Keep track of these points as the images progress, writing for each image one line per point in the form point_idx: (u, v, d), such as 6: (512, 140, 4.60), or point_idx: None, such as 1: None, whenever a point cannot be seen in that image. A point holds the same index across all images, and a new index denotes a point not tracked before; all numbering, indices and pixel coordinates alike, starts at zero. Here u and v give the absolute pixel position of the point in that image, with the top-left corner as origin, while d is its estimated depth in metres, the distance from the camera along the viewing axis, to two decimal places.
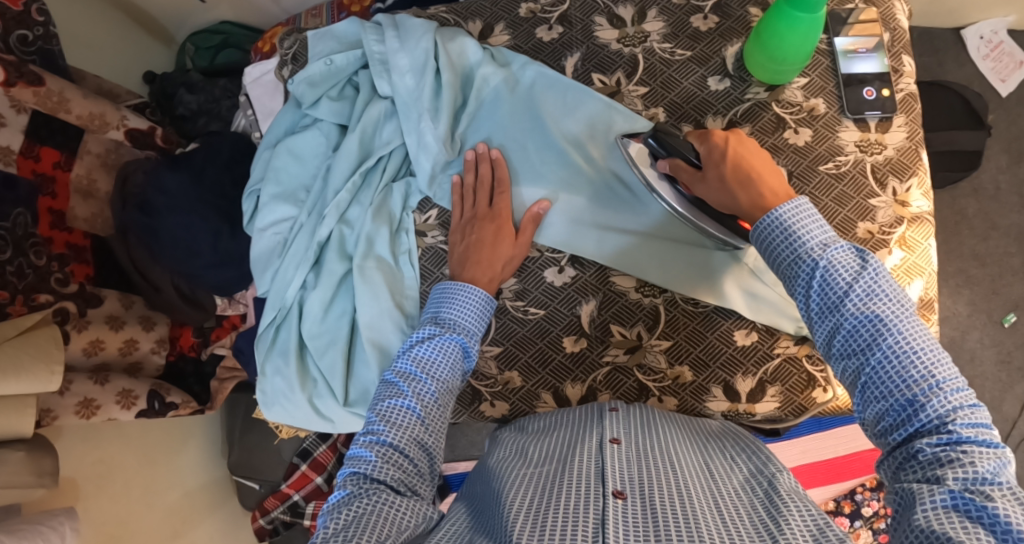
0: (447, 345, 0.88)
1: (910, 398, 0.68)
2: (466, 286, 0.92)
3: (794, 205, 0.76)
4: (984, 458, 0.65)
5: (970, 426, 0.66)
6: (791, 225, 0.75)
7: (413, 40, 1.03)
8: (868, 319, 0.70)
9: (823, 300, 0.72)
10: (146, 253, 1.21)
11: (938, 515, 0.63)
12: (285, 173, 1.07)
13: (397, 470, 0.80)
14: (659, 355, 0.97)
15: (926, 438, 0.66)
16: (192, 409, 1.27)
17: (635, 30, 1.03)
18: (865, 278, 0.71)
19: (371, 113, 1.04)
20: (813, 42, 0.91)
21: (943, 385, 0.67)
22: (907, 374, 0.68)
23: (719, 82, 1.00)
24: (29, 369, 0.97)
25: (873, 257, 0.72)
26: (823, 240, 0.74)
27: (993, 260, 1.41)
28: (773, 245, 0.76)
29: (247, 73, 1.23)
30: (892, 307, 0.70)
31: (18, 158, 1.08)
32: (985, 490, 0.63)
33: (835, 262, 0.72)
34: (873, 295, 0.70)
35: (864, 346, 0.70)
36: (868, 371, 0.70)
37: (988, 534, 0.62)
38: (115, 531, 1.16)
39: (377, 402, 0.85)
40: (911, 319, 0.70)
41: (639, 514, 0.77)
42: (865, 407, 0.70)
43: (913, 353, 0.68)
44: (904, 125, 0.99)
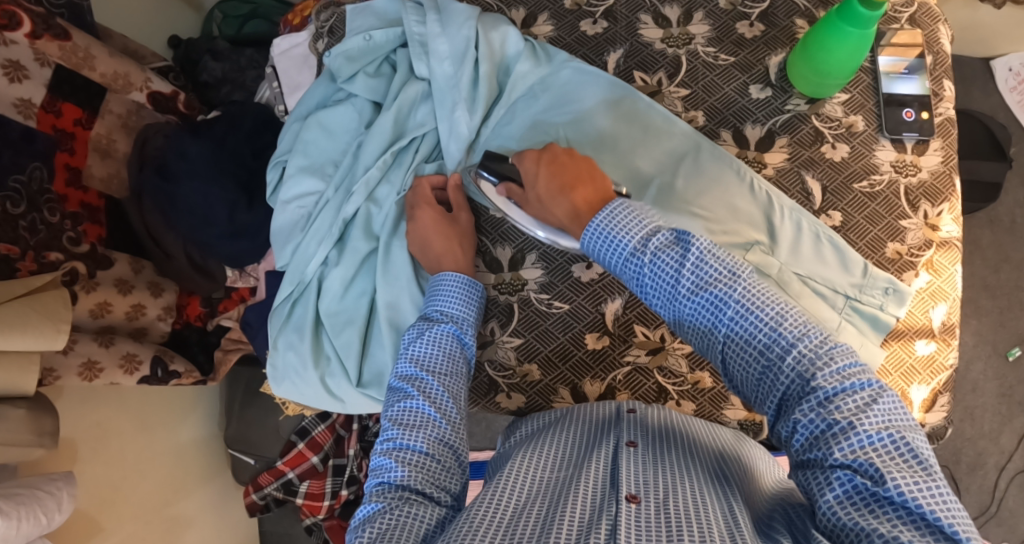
0: (438, 337, 0.88)
1: (766, 364, 0.69)
2: (448, 276, 0.92)
3: (609, 210, 0.77)
4: (860, 412, 0.65)
5: (831, 371, 0.66)
6: (611, 230, 0.76)
7: (454, 26, 1.01)
8: (705, 300, 0.71)
9: (661, 291, 0.74)
10: (160, 219, 1.18)
11: (841, 504, 0.64)
12: (314, 147, 1.06)
13: (423, 472, 0.79)
14: (681, 359, 0.97)
15: (797, 409, 0.67)
16: (193, 380, 1.25)
17: (680, 31, 1.03)
18: (690, 259, 0.72)
19: (407, 94, 1.03)
20: (858, 59, 0.91)
21: (789, 339, 0.68)
22: (754, 341, 0.69)
23: (761, 90, 1.00)
24: (37, 326, 0.94)
25: (693, 235, 0.73)
26: (646, 234, 0.75)
27: (1004, 292, 1.42)
28: (601, 255, 0.77)
29: (276, 44, 1.21)
30: (721, 280, 0.71)
31: (38, 113, 1.05)
32: (871, 457, 0.63)
33: (660, 252, 0.74)
34: (703, 273, 0.72)
35: (709, 326, 0.71)
36: (721, 349, 0.71)
37: (895, 511, 0.62)
38: (107, 494, 1.14)
39: (389, 409, 0.84)
40: (741, 284, 0.71)
41: (654, 518, 0.76)
42: (732, 377, 0.72)
43: (753, 318, 0.69)
44: (940, 149, 0.99)
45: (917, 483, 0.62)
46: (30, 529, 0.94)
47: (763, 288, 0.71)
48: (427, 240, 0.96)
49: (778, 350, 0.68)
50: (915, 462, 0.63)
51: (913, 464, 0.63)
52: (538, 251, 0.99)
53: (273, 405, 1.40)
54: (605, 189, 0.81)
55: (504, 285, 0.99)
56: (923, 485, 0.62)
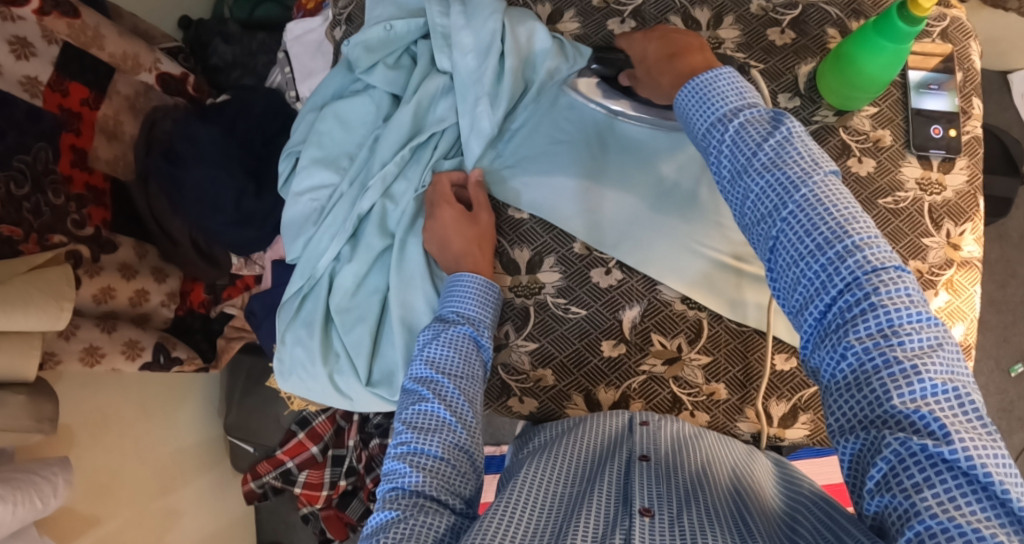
0: (455, 338, 0.86)
1: (824, 262, 0.67)
2: (464, 277, 0.90)
3: (716, 74, 0.76)
4: (924, 354, 0.64)
5: (896, 293, 0.65)
6: (707, 91, 0.75)
7: (479, 19, 0.98)
8: (774, 181, 0.70)
9: (734, 164, 0.73)
10: (166, 203, 1.15)
11: (896, 466, 0.62)
12: (330, 137, 1.03)
13: (437, 478, 0.77)
14: (697, 370, 0.96)
15: (853, 332, 0.65)
16: (195, 367, 1.23)
17: (709, 35, 1.01)
18: (776, 137, 0.71)
19: (427, 87, 1.00)
20: (891, 73, 0.89)
21: (857, 244, 0.67)
22: (816, 234, 0.68)
23: (789, 100, 0.99)
24: (39, 303, 0.90)
25: (787, 119, 0.73)
26: (738, 104, 0.75)
27: (1009, 308, 1.44)
28: (689, 115, 0.77)
29: (289, 29, 1.18)
30: (801, 166, 0.70)
31: (45, 91, 1.01)
32: (931, 410, 0.62)
33: (748, 124, 0.73)
34: (781, 155, 0.71)
35: (773, 207, 0.70)
36: (777, 236, 0.70)
37: (952, 480, 0.60)
38: (105, 480, 1.12)
39: (402, 412, 0.83)
40: (823, 174, 0.70)
41: (667, 531, 0.76)
42: (780, 272, 0.70)
43: (824, 210, 0.68)
44: (965, 168, 0.98)
45: (983, 448, 0.60)
46: (25, 514, 0.91)
47: (842, 188, 0.70)
48: (447, 238, 0.95)
49: (847, 249, 0.67)
50: (980, 425, 0.62)
51: (979, 426, 0.61)
52: (556, 254, 0.98)
53: (274, 393, 1.38)
54: (714, 60, 0.84)
55: (520, 288, 0.98)
56: (989, 452, 0.60)
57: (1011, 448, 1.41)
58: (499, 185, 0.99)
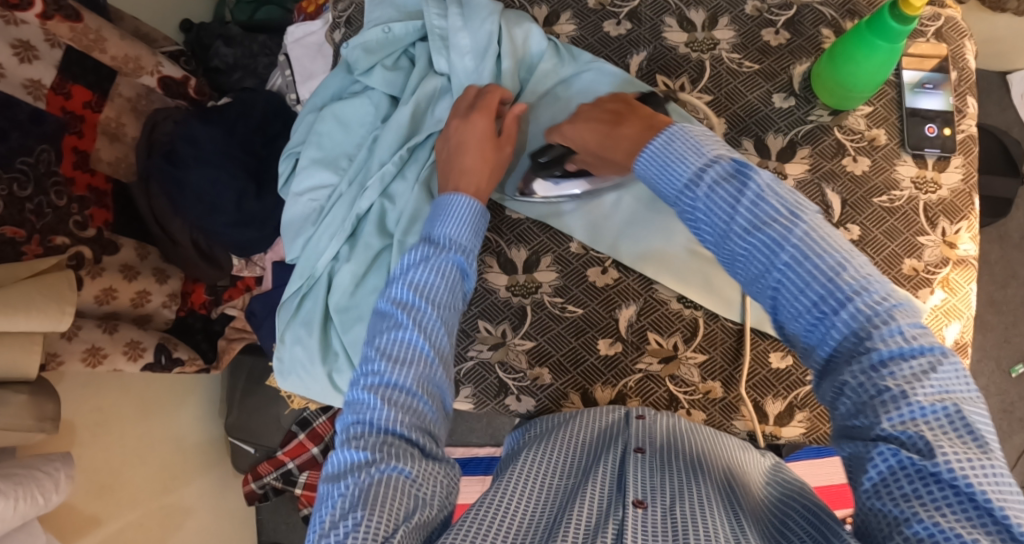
0: (442, 266, 0.83)
1: (820, 315, 0.68)
2: (456, 198, 0.86)
3: (671, 137, 0.78)
4: (915, 381, 0.63)
5: (890, 336, 0.65)
6: (666, 157, 0.77)
7: (477, 20, 0.99)
8: (760, 241, 0.71)
9: (714, 228, 0.74)
10: (167, 204, 1.16)
11: (884, 479, 0.63)
12: (329, 139, 1.05)
13: (411, 415, 0.76)
14: (693, 368, 0.96)
15: (848, 367, 0.66)
16: (196, 368, 1.24)
17: (704, 36, 1.02)
18: (747, 195, 0.72)
19: (425, 88, 1.01)
20: (885, 73, 0.90)
21: (850, 295, 0.67)
22: (811, 291, 0.68)
23: (784, 100, 0.99)
24: (40, 306, 0.91)
25: (755, 171, 0.73)
26: (700, 165, 0.75)
27: (1009, 309, 1.45)
28: (658, 184, 0.78)
29: (290, 32, 1.19)
30: (781, 222, 0.70)
31: (47, 93, 1.03)
32: (920, 430, 0.62)
33: (716, 185, 0.73)
34: (760, 213, 0.71)
35: (762, 268, 0.71)
36: (774, 294, 0.71)
37: (940, 491, 0.61)
38: (106, 480, 1.12)
39: (376, 336, 0.80)
40: (803, 226, 0.70)
41: (659, 522, 0.77)
42: (782, 323, 0.71)
43: (812, 265, 0.68)
44: (961, 167, 0.98)
45: (969, 461, 0.60)
46: (26, 510, 0.92)
47: (826, 233, 0.70)
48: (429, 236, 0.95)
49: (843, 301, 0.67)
50: (968, 436, 0.62)
51: (965, 437, 0.62)
52: (553, 254, 0.99)
53: (274, 395, 1.40)
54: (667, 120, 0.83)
55: (517, 287, 0.99)
56: (975, 464, 0.60)
57: (1012, 449, 1.41)
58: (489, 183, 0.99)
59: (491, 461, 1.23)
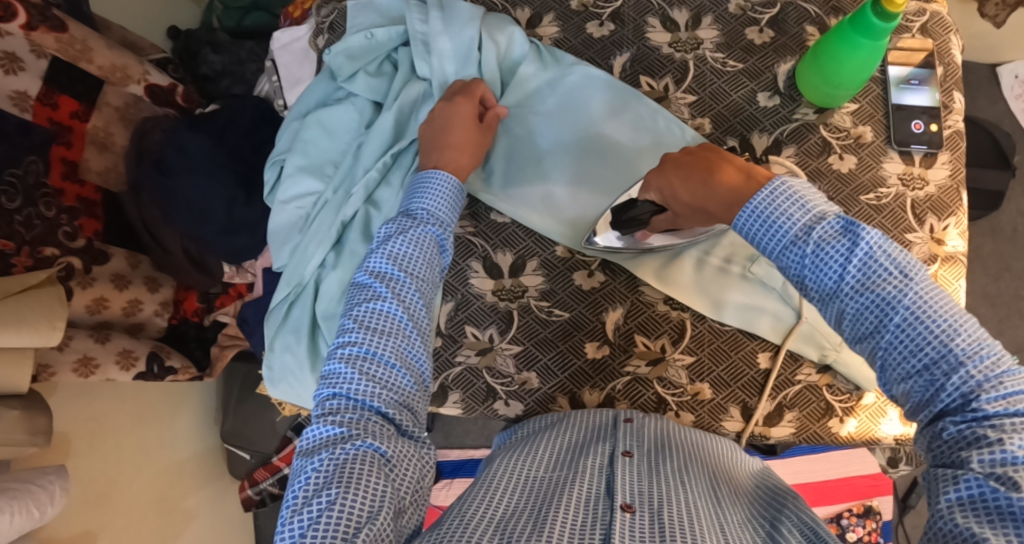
0: (420, 237, 0.84)
1: (931, 378, 0.64)
2: (436, 174, 0.88)
3: (772, 191, 0.72)
4: (1012, 432, 0.60)
5: (999, 398, 0.61)
6: (769, 211, 0.71)
7: (457, 25, 0.99)
8: (869, 301, 0.66)
9: (819, 285, 0.69)
10: (157, 214, 1.16)
11: (961, 507, 0.60)
12: (314, 146, 1.04)
13: (389, 384, 0.77)
14: (681, 370, 0.96)
15: (950, 417, 0.63)
16: (190, 376, 1.24)
17: (688, 36, 1.01)
18: (858, 254, 0.67)
19: (409, 93, 1.01)
20: (870, 69, 0.89)
21: (962, 359, 0.63)
22: (922, 355, 0.64)
23: (769, 98, 0.99)
24: (30, 320, 0.92)
25: (865, 228, 0.68)
26: (805, 220, 0.70)
27: (1003, 301, 1.45)
28: (756, 238, 0.73)
29: (275, 37, 1.18)
30: (895, 282, 0.66)
31: (34, 105, 1.03)
32: (1009, 472, 0.59)
33: (823, 241, 0.69)
34: (871, 275, 0.66)
35: (873, 328, 0.66)
36: (881, 356, 0.66)
37: (1015, 528, 0.57)
38: (103, 489, 1.13)
39: (354, 306, 0.80)
40: (917, 289, 0.65)
41: (647, 526, 0.75)
42: (886, 382, 0.67)
43: (925, 330, 0.64)
44: (948, 162, 0.98)
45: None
46: (21, 523, 0.92)
47: (939, 298, 0.65)
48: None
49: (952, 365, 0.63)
50: None
51: None
52: (538, 258, 0.99)
53: (268, 401, 1.40)
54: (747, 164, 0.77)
55: (504, 291, 0.98)
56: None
57: None
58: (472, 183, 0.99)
59: None
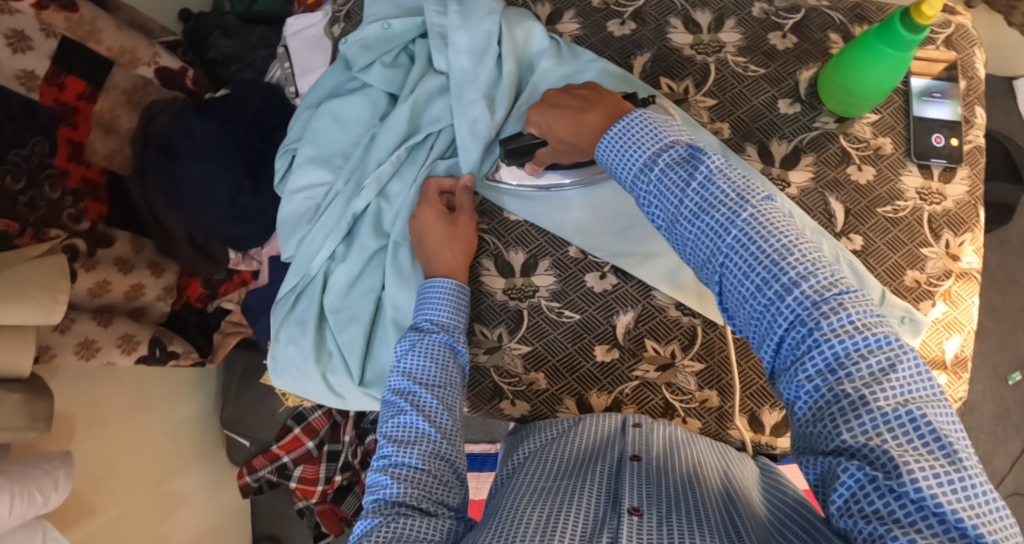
0: (431, 347, 0.86)
1: (766, 303, 0.67)
2: (436, 282, 0.90)
3: (628, 122, 0.76)
4: (874, 384, 0.62)
5: (841, 326, 0.64)
6: (625, 140, 0.76)
7: (475, 19, 0.98)
8: (707, 224, 0.70)
9: (665, 210, 0.73)
10: (163, 199, 1.15)
11: (855, 497, 0.61)
12: (325, 136, 1.03)
13: (418, 488, 0.78)
14: (690, 377, 0.96)
15: (806, 372, 0.65)
16: (192, 360, 1.24)
17: (710, 38, 1.00)
18: (698, 179, 0.71)
19: (424, 87, 0.99)
20: (892, 81, 0.88)
21: (797, 280, 0.66)
22: (756, 276, 0.68)
23: (790, 105, 0.98)
24: (32, 295, 0.90)
25: (705, 154, 0.72)
26: (655, 148, 0.75)
27: (1007, 315, 1.46)
28: (614, 167, 0.77)
29: (288, 24, 1.17)
30: (729, 206, 0.70)
31: (41, 84, 1.01)
32: (881, 438, 0.61)
33: (670, 168, 0.73)
34: (707, 197, 0.71)
35: (710, 251, 0.70)
36: (721, 279, 0.70)
37: (904, 506, 0.59)
38: (101, 473, 1.12)
39: (383, 425, 0.83)
40: (750, 210, 0.69)
41: (656, 530, 0.75)
42: (733, 311, 0.71)
43: (757, 249, 0.68)
44: (966, 178, 0.97)
45: (936, 476, 0.59)
46: (23, 509, 0.92)
47: (774, 218, 0.69)
48: (422, 236, 0.94)
49: (788, 286, 0.67)
50: (928, 444, 0.60)
51: (925, 446, 0.60)
52: (551, 258, 0.98)
53: (268, 390, 1.39)
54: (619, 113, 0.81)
55: (514, 290, 0.97)
56: (943, 480, 0.59)
57: (1007, 455, 1.43)
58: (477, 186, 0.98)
59: (485, 457, 1.21)
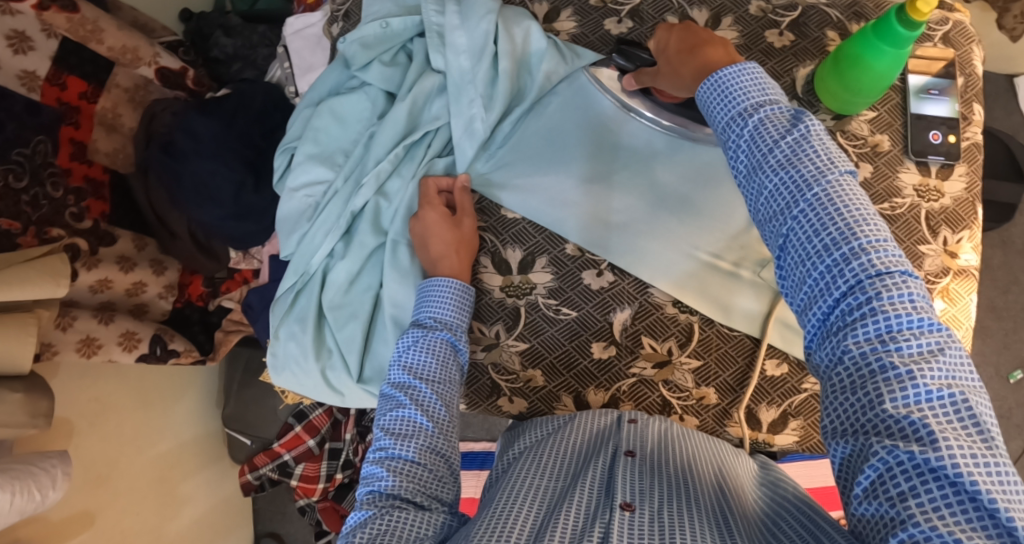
0: (433, 344, 0.87)
1: (831, 263, 0.66)
2: (438, 280, 0.90)
3: (742, 68, 0.72)
4: (922, 361, 0.62)
5: (903, 300, 0.64)
6: (728, 86, 0.72)
7: (473, 19, 0.98)
8: (787, 179, 0.68)
9: (749, 158, 0.71)
10: (165, 196, 1.16)
11: (882, 475, 0.61)
12: (325, 134, 1.03)
13: (412, 481, 0.78)
14: (688, 374, 0.96)
15: (853, 335, 0.64)
16: (192, 359, 1.24)
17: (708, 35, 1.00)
18: (793, 135, 0.69)
19: (422, 86, 1.00)
20: (891, 78, 0.88)
21: (867, 248, 0.65)
22: (824, 236, 0.66)
23: (787, 103, 0.98)
24: (36, 282, 0.92)
25: (808, 118, 0.70)
26: (760, 99, 0.71)
27: (1010, 314, 1.46)
28: (709, 108, 0.74)
29: (289, 23, 1.18)
30: (817, 164, 0.68)
31: (43, 85, 1.03)
32: (923, 416, 0.61)
33: (765, 120, 0.70)
34: (798, 153, 0.68)
35: (785, 205, 0.68)
36: (787, 235, 0.68)
37: (936, 489, 0.60)
38: (103, 470, 1.13)
39: (380, 418, 0.83)
40: (838, 176, 0.67)
41: (648, 525, 0.76)
42: (788, 271, 0.69)
43: (837, 212, 0.66)
44: (964, 175, 0.97)
45: (974, 458, 0.59)
46: (23, 505, 0.92)
47: (854, 189, 0.67)
48: (427, 240, 0.94)
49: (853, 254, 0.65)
50: (965, 426, 0.60)
51: (963, 428, 0.60)
52: (548, 255, 0.97)
53: (270, 388, 1.41)
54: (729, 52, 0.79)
55: (512, 287, 0.97)
56: (980, 461, 0.59)
57: (1008, 454, 1.43)
58: (474, 180, 0.99)
59: (486, 456, 1.21)
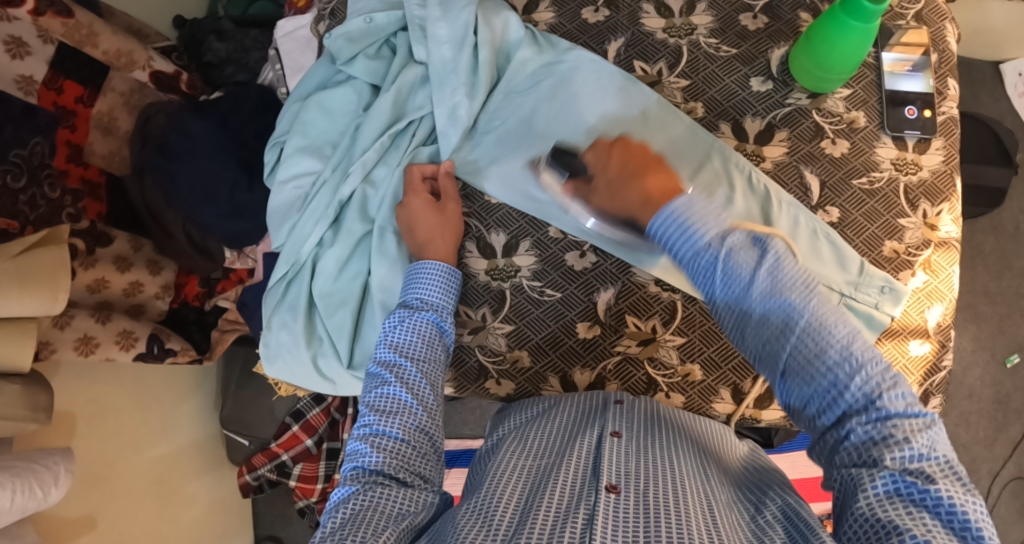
0: (418, 324, 0.88)
1: (833, 380, 0.66)
2: (427, 263, 0.92)
3: (685, 200, 0.73)
4: (919, 434, 0.65)
5: (896, 397, 0.65)
6: (690, 220, 0.72)
7: (454, 10, 1.00)
8: (776, 306, 0.68)
9: (728, 292, 0.71)
10: (160, 195, 1.19)
11: (880, 501, 0.63)
12: (314, 127, 1.06)
13: (396, 458, 0.79)
14: (672, 351, 0.96)
15: (855, 418, 0.66)
16: (188, 358, 1.25)
17: (682, 21, 1.02)
18: (768, 262, 0.69)
19: (405, 77, 1.02)
20: (862, 53, 0.90)
21: (859, 358, 0.66)
22: (820, 356, 0.67)
23: (762, 83, 0.99)
24: (35, 289, 0.94)
25: (772, 239, 0.71)
26: (723, 232, 0.71)
27: (1004, 299, 1.45)
28: (671, 243, 0.73)
29: (279, 26, 1.21)
30: (797, 289, 0.68)
31: (40, 89, 1.05)
32: (925, 469, 0.63)
33: (735, 252, 0.70)
34: (777, 279, 0.69)
35: (776, 333, 0.68)
36: (783, 362, 0.68)
37: (931, 515, 0.62)
38: (101, 472, 1.13)
39: (367, 395, 0.84)
40: (816, 295, 0.68)
41: (632, 508, 0.75)
42: (785, 390, 0.69)
43: (824, 330, 0.67)
44: (941, 149, 0.98)
45: (966, 498, 0.62)
46: (24, 502, 0.93)
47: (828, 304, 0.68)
48: (412, 226, 0.96)
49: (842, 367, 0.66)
50: (955, 473, 0.64)
51: (954, 474, 0.63)
52: (532, 238, 0.99)
53: (267, 387, 1.42)
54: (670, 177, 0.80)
55: (497, 271, 0.99)
56: (973, 500, 0.62)
57: (1008, 441, 1.42)
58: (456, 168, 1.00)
59: None
